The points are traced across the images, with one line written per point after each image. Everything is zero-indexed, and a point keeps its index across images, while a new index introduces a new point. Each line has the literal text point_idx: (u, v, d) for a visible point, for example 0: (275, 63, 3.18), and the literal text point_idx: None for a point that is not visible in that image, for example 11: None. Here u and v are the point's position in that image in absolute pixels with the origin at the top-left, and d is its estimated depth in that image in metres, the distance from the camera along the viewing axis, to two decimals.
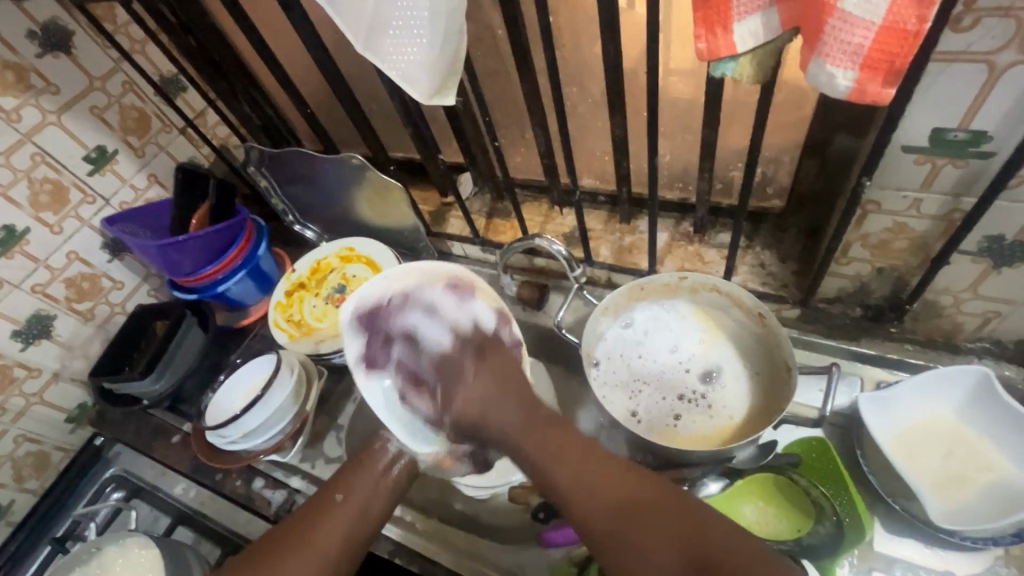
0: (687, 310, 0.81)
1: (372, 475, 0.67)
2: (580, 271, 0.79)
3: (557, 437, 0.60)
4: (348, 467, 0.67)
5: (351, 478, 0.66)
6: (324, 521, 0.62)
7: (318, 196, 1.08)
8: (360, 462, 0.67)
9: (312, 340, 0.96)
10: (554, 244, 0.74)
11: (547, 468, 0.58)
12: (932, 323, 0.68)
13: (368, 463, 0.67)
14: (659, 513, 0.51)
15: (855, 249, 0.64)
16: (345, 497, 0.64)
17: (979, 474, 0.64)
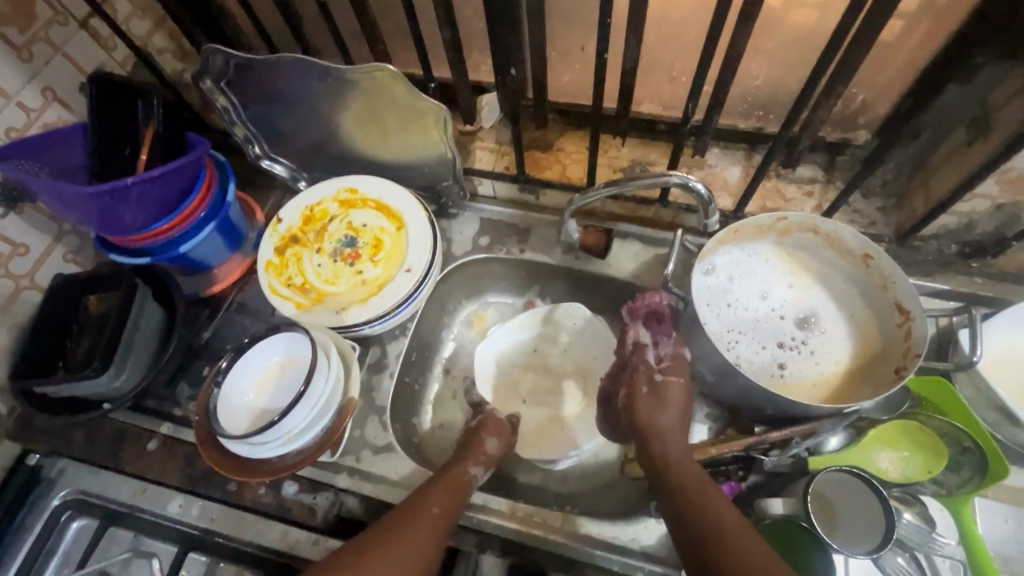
0: (771, 252, 0.75)
1: (459, 486, 0.65)
2: (715, 219, 0.69)
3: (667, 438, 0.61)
4: (436, 480, 0.65)
5: (443, 492, 0.63)
6: (420, 525, 0.59)
7: (302, 121, 0.83)
8: (449, 473, 0.66)
9: (329, 309, 0.77)
10: (695, 181, 0.64)
11: (680, 465, 0.59)
12: (1023, 258, 0.69)
13: (455, 474, 0.66)
14: (706, 511, 0.54)
15: (984, 185, 0.61)
16: (442, 510, 0.62)
17: None
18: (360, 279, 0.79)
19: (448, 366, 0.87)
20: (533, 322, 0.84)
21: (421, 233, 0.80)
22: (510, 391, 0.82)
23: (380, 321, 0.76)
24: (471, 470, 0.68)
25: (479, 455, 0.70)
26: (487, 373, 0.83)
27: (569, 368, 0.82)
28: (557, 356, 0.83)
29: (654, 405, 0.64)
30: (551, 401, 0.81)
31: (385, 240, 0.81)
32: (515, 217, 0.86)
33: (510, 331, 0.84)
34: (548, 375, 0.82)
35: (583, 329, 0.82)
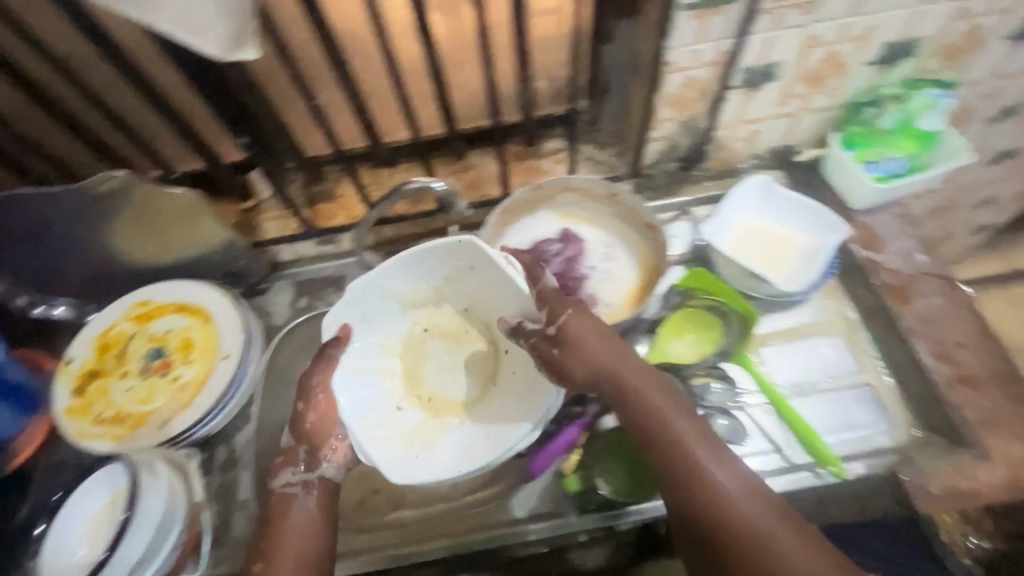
0: (550, 216, 0.86)
1: (301, 517, 0.62)
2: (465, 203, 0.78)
3: (645, 396, 0.59)
4: (269, 527, 0.62)
5: (293, 530, 0.61)
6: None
7: (59, 254, 0.79)
8: (280, 516, 0.62)
9: (152, 427, 0.73)
10: (429, 181, 0.73)
11: (701, 476, 0.55)
12: (722, 156, 0.87)
13: (289, 514, 0.62)
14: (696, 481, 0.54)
15: (662, 110, 0.76)
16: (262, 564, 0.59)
17: (791, 249, 0.83)
18: (178, 385, 0.76)
19: None
20: (417, 282, 0.69)
21: (229, 317, 0.79)
22: (405, 381, 0.71)
23: (211, 418, 0.74)
24: (283, 484, 0.64)
25: (282, 462, 0.65)
26: (365, 360, 0.69)
27: (474, 336, 0.71)
28: (457, 330, 0.71)
29: (591, 349, 0.60)
30: (453, 387, 0.70)
31: (195, 337, 0.79)
32: (326, 269, 0.91)
33: (377, 308, 0.70)
34: (448, 350, 0.71)
35: (480, 274, 0.67)
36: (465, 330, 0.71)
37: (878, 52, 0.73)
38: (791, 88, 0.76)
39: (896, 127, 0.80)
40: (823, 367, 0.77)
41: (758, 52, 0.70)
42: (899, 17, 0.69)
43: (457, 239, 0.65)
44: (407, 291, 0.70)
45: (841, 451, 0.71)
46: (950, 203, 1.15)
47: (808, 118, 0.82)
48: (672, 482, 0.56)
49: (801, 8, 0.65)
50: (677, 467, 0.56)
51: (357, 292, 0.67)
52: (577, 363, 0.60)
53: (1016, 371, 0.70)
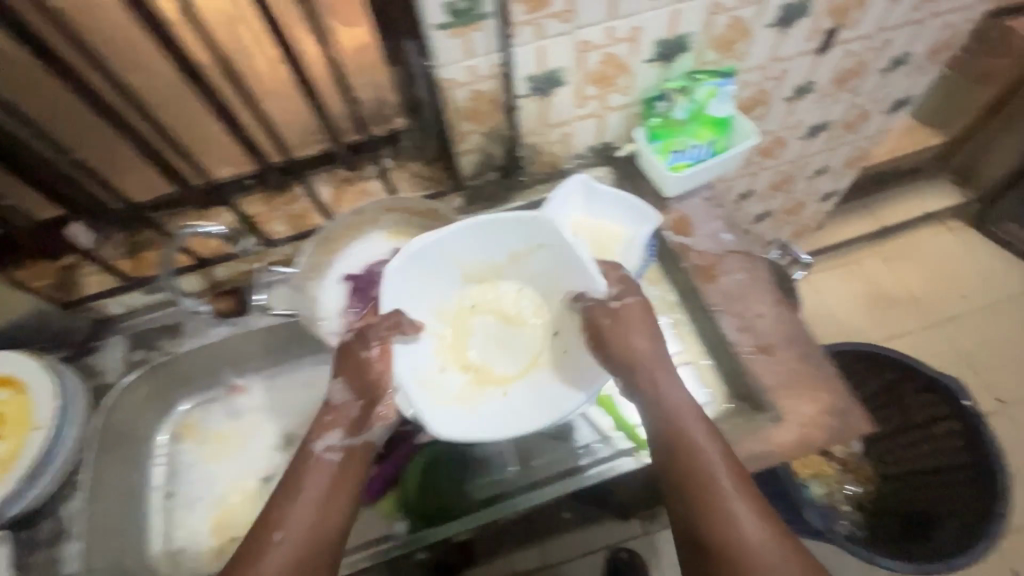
0: (381, 237, 0.86)
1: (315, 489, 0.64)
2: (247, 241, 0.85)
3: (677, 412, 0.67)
4: (280, 492, 0.64)
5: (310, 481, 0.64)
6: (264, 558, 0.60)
7: None
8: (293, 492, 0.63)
9: None
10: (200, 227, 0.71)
11: (714, 501, 0.61)
12: (542, 159, 0.90)
13: (307, 478, 0.64)
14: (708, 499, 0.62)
15: (462, 124, 0.78)
16: (284, 534, 0.61)
17: (615, 242, 0.87)
18: None
19: (166, 489, 0.86)
20: (482, 254, 0.74)
21: (43, 386, 0.75)
22: (450, 350, 0.74)
23: (23, 495, 0.71)
24: (318, 448, 0.66)
25: (333, 417, 0.68)
26: (416, 314, 0.72)
27: (524, 315, 0.75)
28: (507, 313, 0.76)
29: (627, 348, 0.68)
30: (499, 359, 0.74)
31: (5, 411, 0.74)
32: (164, 317, 0.88)
33: (449, 271, 0.74)
34: (493, 329, 0.75)
35: (551, 255, 0.72)
36: (538, 309, 0.75)
37: (654, 50, 0.77)
38: (583, 90, 0.80)
39: (688, 117, 0.84)
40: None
41: (534, 61, 0.72)
42: (660, 17, 0.72)
43: (532, 215, 0.70)
44: (499, 258, 0.75)
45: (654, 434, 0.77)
46: (787, 175, 1.23)
47: (612, 116, 0.86)
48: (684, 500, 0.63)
49: (561, 16, 0.68)
50: (694, 485, 0.63)
51: (416, 251, 0.69)
52: (619, 343, 0.69)
53: (806, 334, 0.76)
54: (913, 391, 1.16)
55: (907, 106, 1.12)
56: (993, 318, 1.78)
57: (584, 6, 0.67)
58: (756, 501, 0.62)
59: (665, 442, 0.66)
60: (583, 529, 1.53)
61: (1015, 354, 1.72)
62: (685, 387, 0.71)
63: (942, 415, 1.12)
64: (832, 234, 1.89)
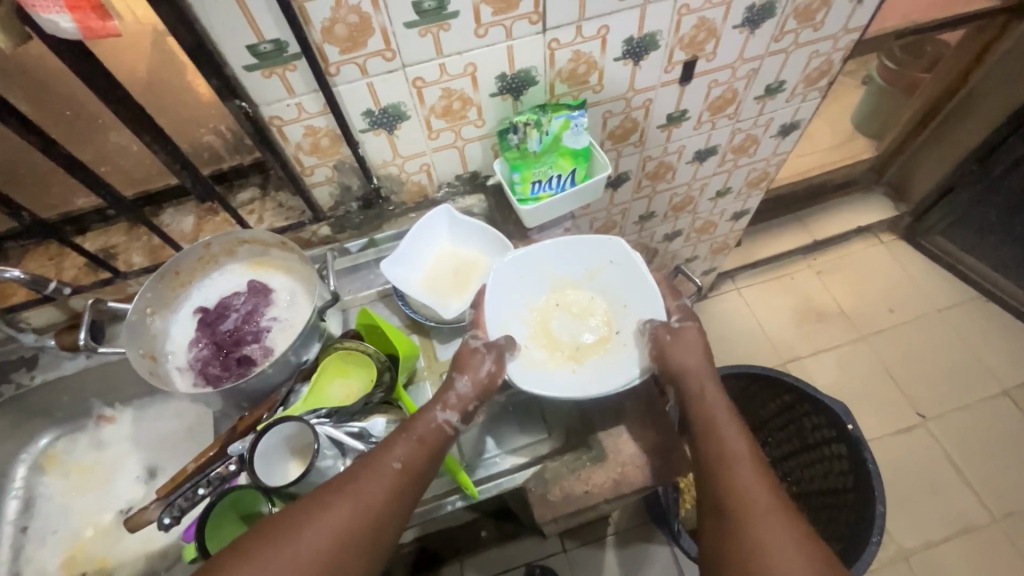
0: (238, 269, 0.85)
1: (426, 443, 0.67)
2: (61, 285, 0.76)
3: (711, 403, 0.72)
4: (396, 432, 0.66)
5: (419, 438, 0.66)
6: (370, 488, 0.61)
7: None
8: (413, 430, 0.67)
9: None
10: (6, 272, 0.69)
11: (743, 484, 0.64)
12: (407, 190, 0.90)
13: (417, 431, 0.67)
14: (735, 479, 0.65)
15: (306, 159, 0.78)
16: (405, 463, 0.64)
17: (475, 271, 0.87)
18: None
19: (19, 524, 0.86)
20: (567, 265, 0.83)
21: None
22: (540, 328, 0.81)
23: None
24: (444, 416, 0.69)
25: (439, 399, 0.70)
26: (511, 307, 0.81)
27: (603, 311, 0.82)
28: (585, 309, 0.83)
29: (684, 345, 0.75)
30: (574, 344, 0.80)
31: None
32: None
33: (530, 274, 0.83)
34: (569, 323, 0.82)
35: (624, 269, 0.81)
36: (611, 312, 0.82)
37: (497, 84, 0.77)
38: (430, 124, 0.79)
39: (542, 149, 0.81)
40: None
41: (367, 98, 0.72)
42: (493, 55, 0.72)
43: (603, 238, 0.81)
44: (560, 269, 0.83)
45: (478, 476, 0.76)
46: (686, 198, 1.23)
47: (470, 148, 0.86)
48: (719, 476, 0.66)
49: (383, 55, 0.67)
50: (725, 466, 0.66)
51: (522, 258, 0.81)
52: (675, 354, 0.74)
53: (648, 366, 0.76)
54: (807, 413, 1.17)
55: (796, 130, 1.13)
56: (920, 331, 1.80)
57: (405, 45, 0.67)
58: (776, 491, 0.64)
59: (699, 429, 0.71)
60: (502, 549, 1.51)
61: (940, 368, 1.73)
62: (609, 385, 0.74)
63: (832, 437, 1.12)
64: (764, 248, 1.90)
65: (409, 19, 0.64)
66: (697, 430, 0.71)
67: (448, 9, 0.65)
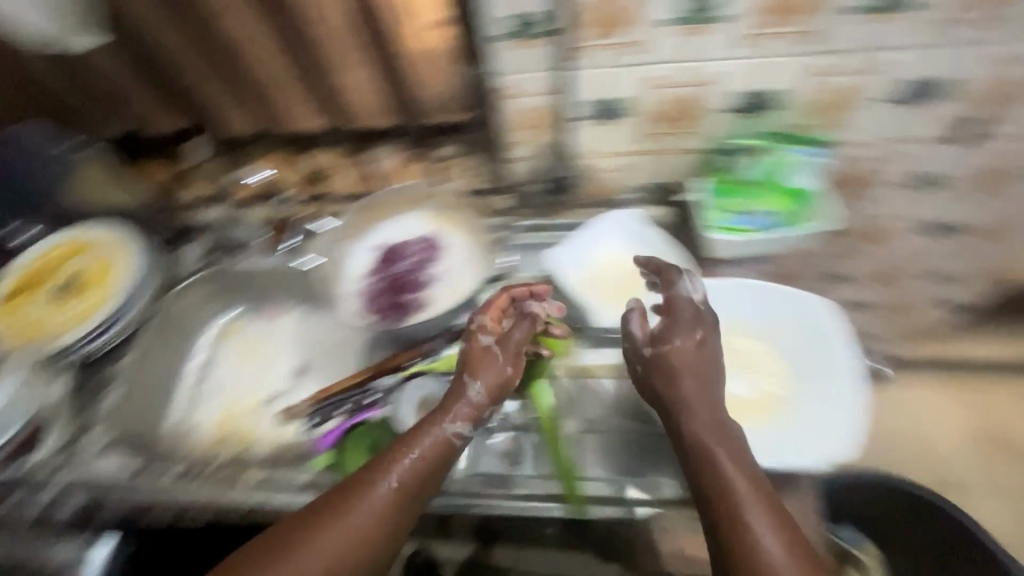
0: (421, 219, 0.92)
1: (419, 465, 0.62)
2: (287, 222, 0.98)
3: (705, 440, 0.59)
4: (397, 444, 0.63)
5: (416, 458, 0.62)
6: (363, 506, 0.58)
7: (24, 188, 0.97)
8: (408, 444, 0.63)
9: (44, 340, 0.88)
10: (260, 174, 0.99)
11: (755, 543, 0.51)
12: (594, 185, 0.90)
13: (413, 445, 0.63)
14: (744, 536, 0.52)
15: (517, 131, 0.83)
16: (400, 483, 0.60)
17: (642, 286, 0.83)
18: (76, 309, 0.90)
19: (196, 375, 0.98)
20: (744, 309, 0.79)
21: (132, 260, 0.95)
22: None
23: (89, 341, 0.87)
24: (452, 429, 0.65)
25: (456, 408, 0.66)
26: None
27: (777, 369, 0.75)
28: (755, 361, 0.76)
29: (671, 381, 0.63)
30: (736, 394, 0.74)
31: (102, 272, 0.94)
32: (232, 235, 1.02)
33: (704, 306, 0.79)
34: (734, 371, 0.76)
35: (807, 334, 0.76)
36: (786, 374, 0.74)
37: (732, 100, 0.74)
38: (647, 124, 0.79)
39: (757, 177, 0.80)
40: (613, 408, 0.80)
41: (598, 86, 0.74)
42: (735, 70, 0.71)
43: (807, 297, 0.76)
44: (736, 310, 0.79)
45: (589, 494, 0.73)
46: None
47: (675, 160, 0.84)
48: (727, 534, 0.53)
49: (630, 45, 0.69)
50: (733, 523, 0.53)
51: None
52: (668, 377, 0.64)
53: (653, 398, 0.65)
54: None
55: None
56: None
57: (654, 40, 0.68)
58: (796, 551, 0.51)
59: (695, 470, 0.58)
60: None
61: None
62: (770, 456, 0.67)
63: None
64: None
65: (667, 16, 0.66)
66: (693, 474, 0.58)
67: (712, 12, 0.65)
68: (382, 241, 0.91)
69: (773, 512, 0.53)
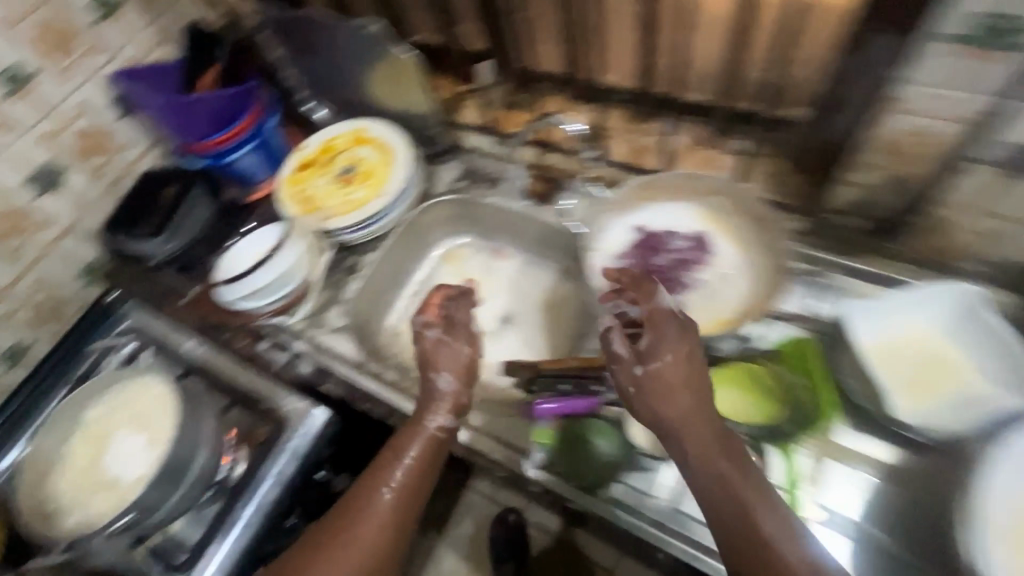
0: (694, 213, 0.81)
1: (405, 466, 0.67)
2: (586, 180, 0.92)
3: (720, 466, 0.56)
4: (385, 455, 0.68)
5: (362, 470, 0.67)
6: (373, 511, 0.64)
7: (332, 71, 1.05)
8: (374, 468, 0.67)
9: (317, 217, 0.97)
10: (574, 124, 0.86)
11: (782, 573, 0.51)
12: (926, 241, 0.74)
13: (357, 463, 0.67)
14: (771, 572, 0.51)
15: (874, 155, 0.69)
16: (394, 491, 0.65)
17: (950, 383, 0.65)
18: (349, 197, 0.98)
19: (415, 290, 1.05)
20: None
21: (402, 167, 0.99)
22: None
23: (353, 231, 0.96)
24: (431, 424, 0.70)
25: (438, 403, 0.71)
26: None
27: None
28: None
29: (659, 395, 0.59)
30: None
31: (374, 169, 1.00)
32: (493, 166, 1.02)
33: None
34: None
35: None
36: None
37: None
38: None
39: None
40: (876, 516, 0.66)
41: None
42: None
43: None
44: None
45: None
46: None
47: None
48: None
49: None
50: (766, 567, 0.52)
51: None
52: (650, 396, 0.59)
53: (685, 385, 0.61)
54: None
55: None
56: None
57: None
58: None
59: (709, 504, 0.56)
60: None
61: None
62: None
63: None
64: None
65: None
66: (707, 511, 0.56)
67: None
68: (643, 224, 0.82)
69: (791, 537, 0.53)
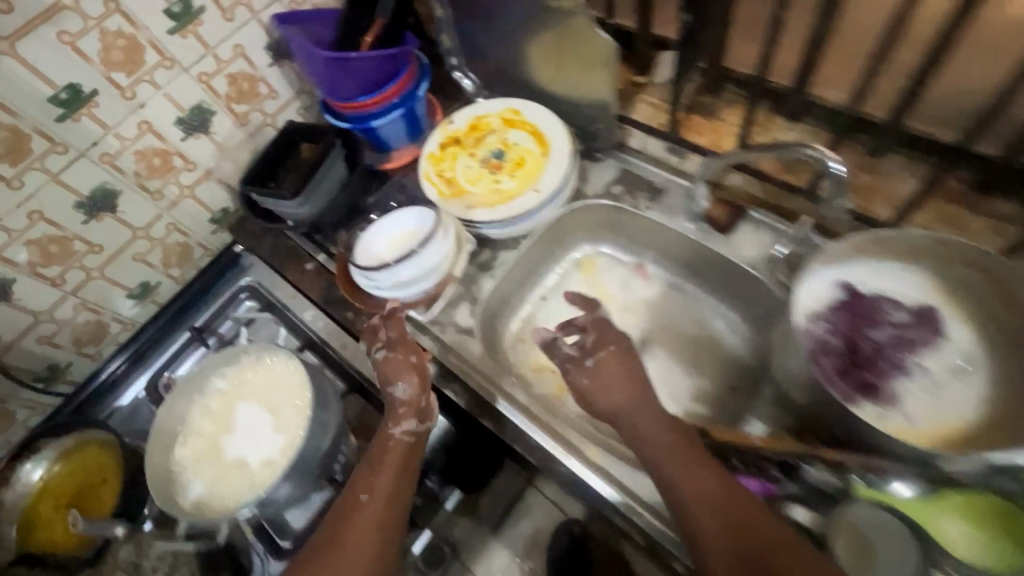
0: (926, 281, 0.66)
1: (387, 464, 0.68)
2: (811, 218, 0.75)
3: (696, 482, 0.57)
4: (365, 465, 0.69)
5: (365, 474, 0.68)
6: (359, 517, 0.64)
7: (497, 40, 0.93)
8: (358, 473, 0.68)
9: (462, 204, 0.89)
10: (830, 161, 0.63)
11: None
12: None
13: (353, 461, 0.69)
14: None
15: None
16: (371, 491, 0.66)
17: None
18: (498, 185, 0.89)
19: (543, 293, 0.94)
20: None
21: (561, 160, 0.88)
22: None
23: (500, 227, 0.86)
24: (399, 429, 0.71)
25: (403, 410, 0.72)
26: None
27: None
28: None
29: (603, 392, 0.65)
30: None
31: (528, 160, 0.90)
32: (659, 175, 0.88)
33: None
34: None
35: None
36: None
37: None
38: None
39: None
40: None
41: None
42: None
43: None
44: None
45: None
46: None
47: None
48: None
49: None
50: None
51: None
52: (600, 400, 0.66)
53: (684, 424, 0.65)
54: None
55: None
56: None
57: None
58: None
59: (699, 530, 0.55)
60: None
61: None
62: None
63: None
64: None
65: None
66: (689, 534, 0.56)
67: None
68: (857, 283, 0.67)
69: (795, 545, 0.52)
